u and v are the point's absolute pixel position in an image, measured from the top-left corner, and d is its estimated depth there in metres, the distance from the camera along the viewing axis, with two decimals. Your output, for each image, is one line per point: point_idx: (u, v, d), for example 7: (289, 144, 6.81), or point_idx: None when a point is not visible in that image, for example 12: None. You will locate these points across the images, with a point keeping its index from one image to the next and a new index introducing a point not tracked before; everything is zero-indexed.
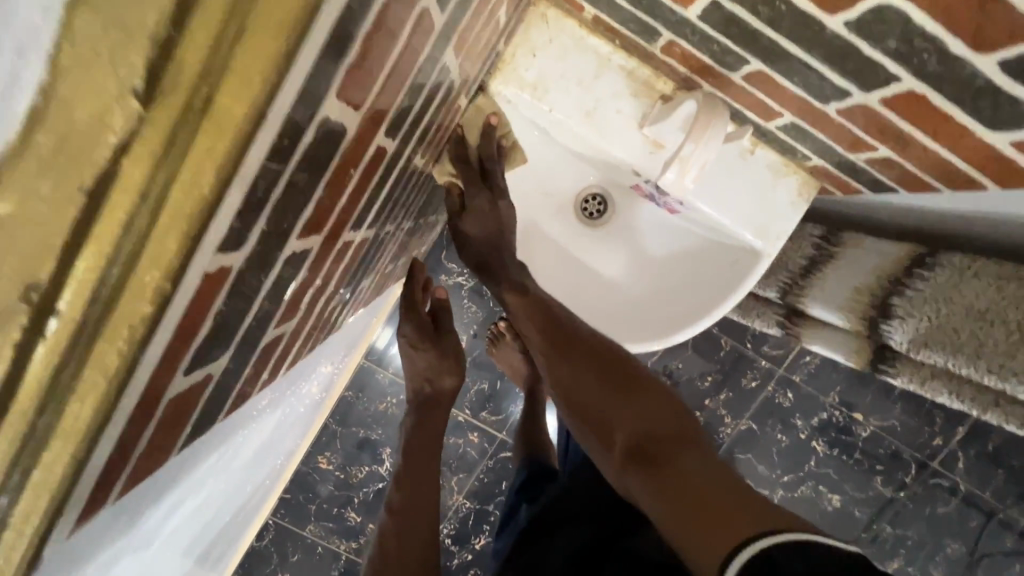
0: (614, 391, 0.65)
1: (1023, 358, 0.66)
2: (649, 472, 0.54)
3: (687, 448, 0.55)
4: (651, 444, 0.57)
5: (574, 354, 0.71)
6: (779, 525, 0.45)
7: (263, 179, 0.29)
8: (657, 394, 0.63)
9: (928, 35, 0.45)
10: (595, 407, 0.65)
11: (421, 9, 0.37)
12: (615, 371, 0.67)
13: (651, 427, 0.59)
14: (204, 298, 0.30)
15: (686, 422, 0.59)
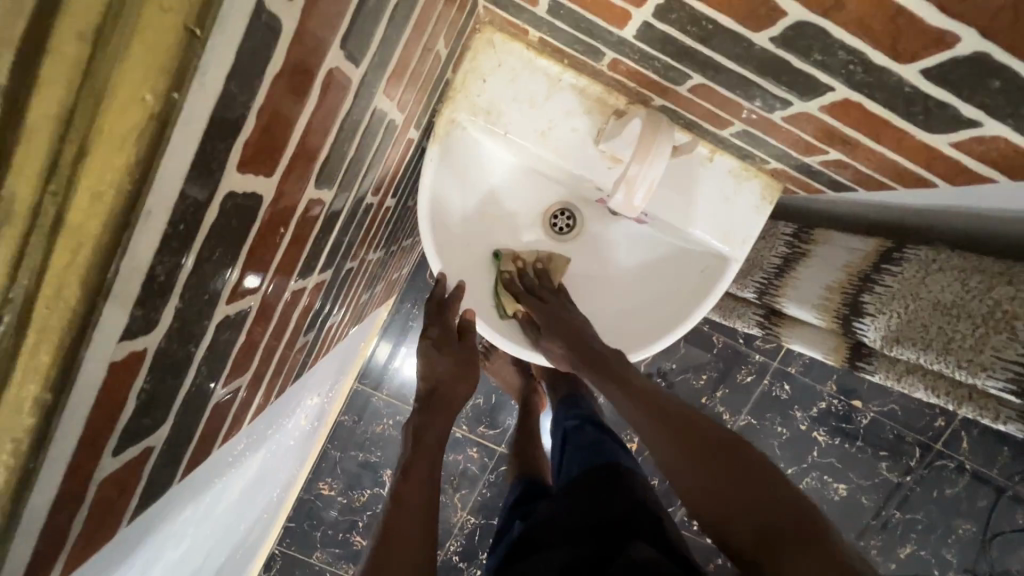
0: (717, 479, 0.63)
1: (990, 352, 0.64)
2: (802, 553, 0.53)
3: (813, 544, 0.53)
4: (770, 527, 0.57)
5: (663, 421, 0.72)
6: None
7: (162, 264, 0.29)
8: (761, 471, 0.63)
9: (849, 48, 0.45)
10: (693, 477, 0.65)
11: (329, 69, 0.37)
12: (723, 443, 0.66)
13: (765, 520, 0.58)
14: (117, 383, 0.30)
15: (799, 510, 0.57)
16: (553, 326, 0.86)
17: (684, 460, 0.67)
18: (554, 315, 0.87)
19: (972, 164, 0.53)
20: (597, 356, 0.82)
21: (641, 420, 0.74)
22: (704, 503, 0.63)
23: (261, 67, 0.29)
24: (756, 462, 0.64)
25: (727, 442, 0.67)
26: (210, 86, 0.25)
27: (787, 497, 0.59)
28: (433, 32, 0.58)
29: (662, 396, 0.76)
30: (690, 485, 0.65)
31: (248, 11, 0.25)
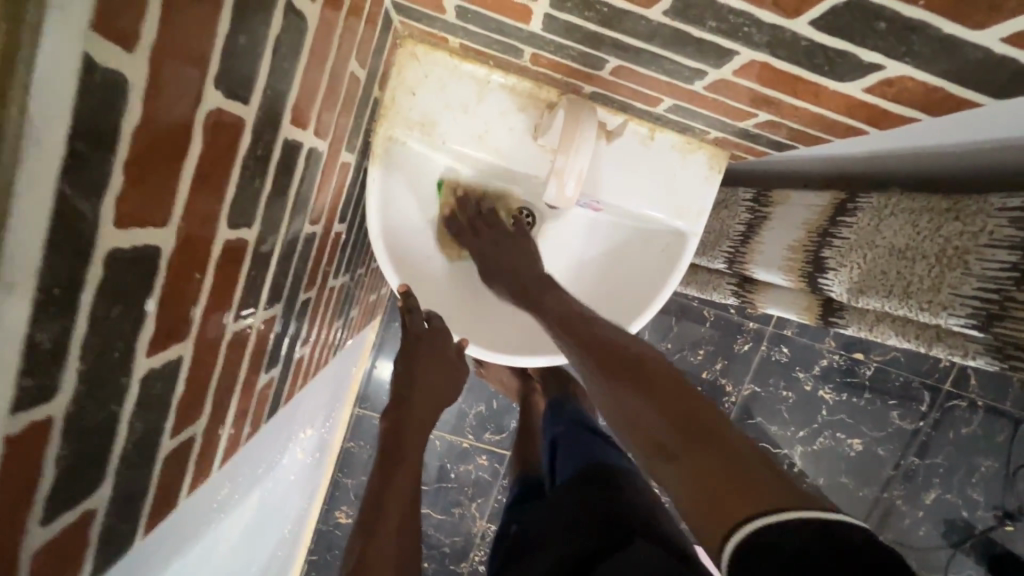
0: (629, 386, 0.60)
1: (947, 290, 0.63)
2: (694, 455, 0.50)
3: (711, 442, 0.50)
4: (660, 424, 0.54)
5: (586, 340, 0.68)
6: (748, 513, 0.44)
7: (46, 330, 0.29)
8: (660, 376, 0.59)
9: (738, 11, 0.45)
10: (630, 408, 0.58)
11: (210, 111, 0.37)
12: (637, 361, 0.62)
13: (671, 410, 0.55)
14: (25, 452, 0.30)
15: (700, 408, 0.54)
16: (498, 248, 0.83)
17: (598, 371, 0.64)
18: (494, 241, 0.84)
19: (891, 107, 0.53)
20: (528, 281, 0.80)
21: (574, 348, 0.69)
22: (625, 422, 0.58)
23: (114, 122, 0.29)
24: (667, 374, 0.60)
25: (637, 357, 0.62)
26: (50, 151, 0.25)
27: (694, 403, 0.55)
28: (339, 53, 0.58)
29: (597, 332, 0.69)
30: (606, 403, 0.62)
31: (77, 72, 0.25)
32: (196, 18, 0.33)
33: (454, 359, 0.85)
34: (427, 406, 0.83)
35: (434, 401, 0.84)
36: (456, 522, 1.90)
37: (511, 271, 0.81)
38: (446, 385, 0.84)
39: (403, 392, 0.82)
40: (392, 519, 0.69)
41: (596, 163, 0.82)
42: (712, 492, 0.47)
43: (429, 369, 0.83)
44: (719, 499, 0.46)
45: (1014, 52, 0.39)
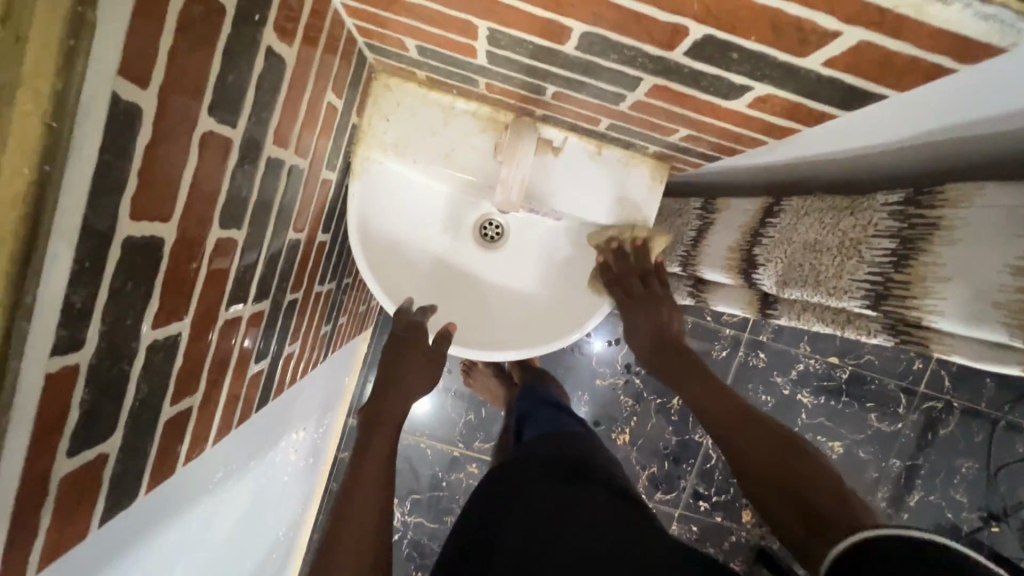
0: (766, 460, 0.72)
1: (847, 277, 0.72)
2: (820, 521, 0.63)
3: (848, 504, 0.63)
4: (792, 488, 0.68)
5: (726, 419, 0.78)
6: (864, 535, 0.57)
7: (78, 294, 0.39)
8: (798, 453, 0.71)
9: (629, 46, 0.55)
10: (771, 466, 0.71)
11: (202, 132, 0.47)
12: (775, 437, 0.73)
13: (813, 495, 0.66)
14: (57, 390, 0.40)
15: (824, 483, 0.67)
16: (652, 305, 0.94)
17: (741, 435, 0.75)
18: (638, 311, 0.93)
19: (774, 120, 0.63)
20: (676, 360, 0.89)
21: (712, 420, 0.79)
22: (765, 484, 0.70)
23: (129, 140, 0.39)
24: (786, 436, 0.74)
25: (777, 434, 0.74)
26: (83, 160, 0.35)
27: (829, 480, 0.67)
28: (316, 86, 0.69)
29: (738, 403, 0.79)
30: (746, 463, 0.73)
31: (104, 106, 0.35)
32: (191, 62, 0.43)
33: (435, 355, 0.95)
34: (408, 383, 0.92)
35: (412, 386, 0.92)
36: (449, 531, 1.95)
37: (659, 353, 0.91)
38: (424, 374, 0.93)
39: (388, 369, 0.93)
40: (366, 479, 0.77)
41: (535, 178, 0.93)
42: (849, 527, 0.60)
43: (412, 359, 0.93)
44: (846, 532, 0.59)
45: (838, 74, 0.49)
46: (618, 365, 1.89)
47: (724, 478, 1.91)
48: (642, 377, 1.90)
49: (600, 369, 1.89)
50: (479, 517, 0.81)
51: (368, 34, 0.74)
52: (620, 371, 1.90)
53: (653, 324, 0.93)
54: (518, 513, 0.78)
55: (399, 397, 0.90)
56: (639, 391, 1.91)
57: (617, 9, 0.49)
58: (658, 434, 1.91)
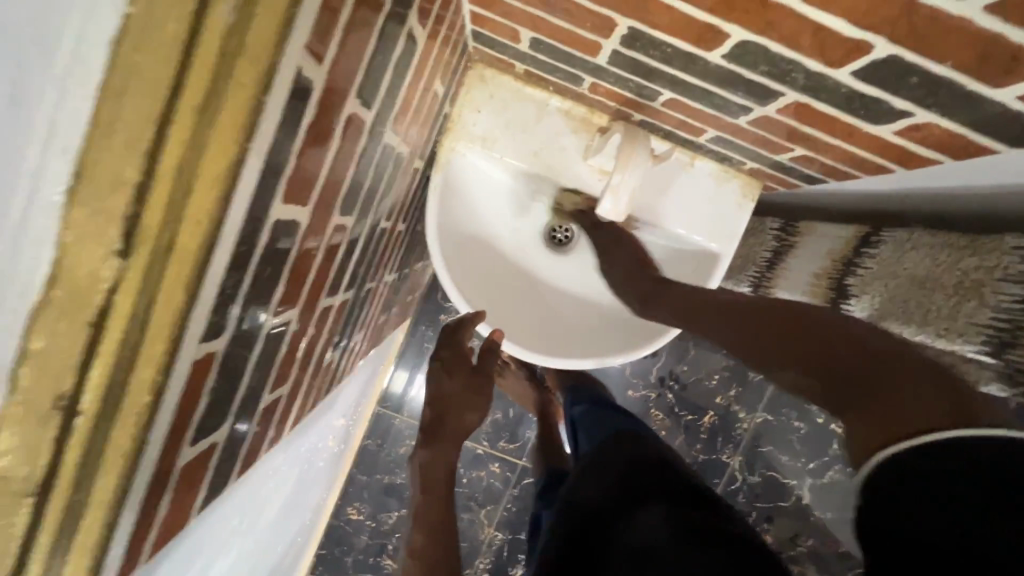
0: (809, 363, 0.64)
1: (963, 318, 0.69)
2: (875, 407, 0.56)
3: (944, 378, 0.53)
4: (844, 377, 0.61)
5: (781, 325, 0.66)
6: (933, 428, 0.50)
7: (231, 278, 0.36)
8: (839, 336, 0.62)
9: (790, 59, 0.52)
10: (829, 364, 0.62)
11: (346, 114, 0.45)
12: (909, 358, 0.57)
13: (878, 384, 0.57)
14: (196, 379, 0.37)
15: (903, 360, 0.57)
16: (611, 253, 0.91)
17: (777, 342, 0.67)
18: (602, 250, 0.91)
19: (918, 149, 0.59)
20: (652, 282, 0.84)
21: (753, 348, 0.69)
22: (833, 389, 0.62)
23: (299, 118, 0.36)
24: (831, 322, 0.63)
25: (791, 316, 0.66)
26: (266, 137, 0.32)
27: (907, 359, 0.57)
28: (429, 73, 0.66)
29: (767, 307, 0.69)
30: (800, 367, 0.65)
31: (291, 82, 0.33)
32: (352, 40, 0.40)
33: (482, 388, 1.03)
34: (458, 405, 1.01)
35: (463, 423, 1.01)
36: (464, 528, 1.92)
37: (634, 276, 0.87)
38: (472, 407, 1.02)
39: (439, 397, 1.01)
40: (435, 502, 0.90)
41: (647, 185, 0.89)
42: (904, 420, 0.52)
43: (460, 394, 1.02)
44: (895, 429, 0.53)
45: None
46: (651, 377, 1.80)
47: (747, 503, 1.77)
48: (674, 394, 1.81)
49: (632, 379, 1.81)
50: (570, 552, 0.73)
51: (481, 22, 0.72)
52: (653, 383, 1.81)
53: (619, 254, 0.90)
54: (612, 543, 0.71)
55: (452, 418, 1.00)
56: (670, 405, 1.81)
57: (798, 19, 0.46)
58: (685, 451, 1.80)
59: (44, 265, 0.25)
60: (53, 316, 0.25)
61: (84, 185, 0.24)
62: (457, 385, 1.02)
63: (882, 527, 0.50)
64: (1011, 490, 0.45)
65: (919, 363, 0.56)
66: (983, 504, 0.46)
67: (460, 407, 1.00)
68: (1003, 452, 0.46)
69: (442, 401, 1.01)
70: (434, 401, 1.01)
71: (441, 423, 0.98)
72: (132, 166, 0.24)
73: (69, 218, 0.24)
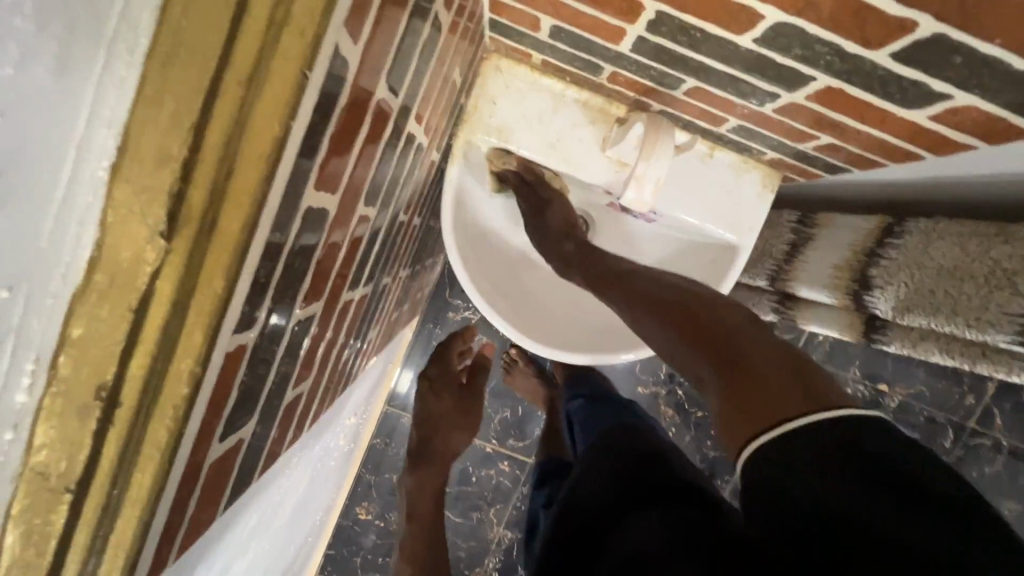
0: (687, 338, 0.60)
1: (996, 309, 0.67)
2: (748, 390, 0.52)
3: (748, 369, 0.54)
4: (716, 353, 0.57)
5: (654, 309, 0.65)
6: (796, 412, 0.49)
7: (267, 266, 0.34)
8: (735, 320, 0.59)
9: (826, 42, 0.50)
10: (697, 341, 0.59)
11: (375, 99, 0.43)
12: (751, 347, 0.55)
13: (753, 361, 0.54)
14: (229, 372, 0.36)
15: (760, 352, 0.54)
16: (540, 215, 0.88)
17: (661, 327, 0.63)
18: (535, 210, 0.89)
19: (954, 134, 0.58)
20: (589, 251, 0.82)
21: (642, 319, 0.66)
22: (687, 363, 0.60)
23: (337, 99, 0.34)
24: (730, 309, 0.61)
25: (686, 300, 0.63)
26: (307, 118, 0.30)
27: (759, 341, 0.56)
28: (450, 63, 0.65)
29: (668, 282, 0.68)
30: (658, 344, 0.64)
31: (333, 62, 0.31)
32: (385, 24, 0.39)
33: (469, 410, 1.16)
34: (448, 424, 1.11)
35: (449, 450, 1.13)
36: (474, 527, 1.91)
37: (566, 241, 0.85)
38: (460, 428, 1.14)
39: (428, 416, 1.12)
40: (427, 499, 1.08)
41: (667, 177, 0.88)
42: (760, 412, 0.50)
43: (449, 415, 1.13)
44: (760, 415, 0.50)
45: None
46: (661, 374, 1.79)
47: None
48: (684, 391, 1.79)
49: (642, 376, 1.79)
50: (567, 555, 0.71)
51: (501, 10, 0.70)
52: (663, 380, 1.80)
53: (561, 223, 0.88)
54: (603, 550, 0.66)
55: (446, 438, 1.12)
56: (680, 403, 1.80)
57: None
58: (695, 449, 1.79)
59: (88, 245, 0.24)
60: (96, 299, 0.25)
61: (129, 164, 0.24)
62: (445, 404, 1.14)
63: (770, 535, 0.48)
64: (877, 469, 0.45)
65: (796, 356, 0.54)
66: (889, 515, 0.43)
67: (450, 427, 1.11)
68: (851, 439, 0.46)
69: (430, 423, 1.11)
70: (422, 421, 1.11)
71: (430, 441, 1.11)
72: (178, 142, 0.24)
73: (112, 197, 0.24)
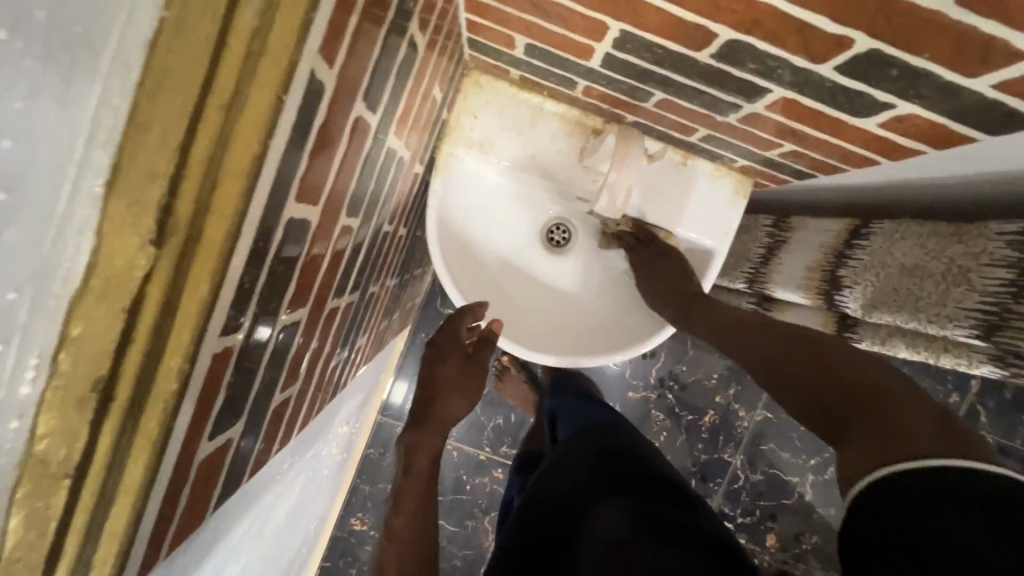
0: (812, 375, 0.64)
1: (953, 304, 0.71)
2: (872, 426, 0.56)
3: (883, 408, 0.57)
4: (836, 405, 0.61)
5: (782, 355, 0.69)
6: (932, 451, 0.50)
7: (250, 273, 0.37)
8: (855, 362, 0.62)
9: (776, 57, 0.54)
10: (812, 387, 0.64)
11: (353, 117, 0.47)
12: (866, 387, 0.59)
13: (880, 400, 0.58)
14: (216, 373, 0.38)
15: (893, 396, 0.58)
16: (658, 274, 0.90)
17: (790, 370, 0.67)
18: (647, 267, 0.91)
19: (903, 140, 0.62)
20: (688, 292, 0.87)
21: (766, 369, 0.71)
22: (804, 407, 0.65)
23: (313, 118, 0.37)
24: (851, 352, 0.64)
25: (818, 342, 0.67)
26: (282, 138, 0.33)
27: (879, 378, 0.60)
28: (428, 80, 0.68)
29: (778, 329, 0.72)
30: (783, 387, 0.67)
31: (307, 87, 0.34)
32: (360, 50, 0.43)
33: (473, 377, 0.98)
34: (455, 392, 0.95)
35: (449, 421, 0.93)
36: (469, 536, 1.92)
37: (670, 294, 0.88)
38: (464, 395, 0.96)
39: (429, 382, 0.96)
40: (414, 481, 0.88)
41: (642, 186, 0.91)
42: (884, 451, 0.52)
43: (456, 382, 0.96)
44: (887, 453, 0.52)
45: (1003, 97, 0.48)
46: (650, 379, 1.81)
47: (751, 500, 1.78)
48: (674, 395, 1.82)
49: (633, 381, 1.82)
50: (543, 536, 0.76)
51: (478, 29, 0.74)
52: (653, 385, 1.82)
53: (678, 273, 0.89)
54: (581, 536, 0.72)
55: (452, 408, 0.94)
56: (671, 407, 1.82)
57: (783, 18, 0.48)
58: (686, 452, 1.81)
59: (82, 254, 0.27)
60: (88, 303, 0.27)
61: (120, 181, 0.27)
62: (449, 369, 0.96)
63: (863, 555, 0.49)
64: (969, 499, 0.46)
65: (925, 401, 0.56)
66: (948, 522, 0.45)
67: (453, 391, 0.95)
68: (932, 474, 0.48)
69: (433, 386, 0.95)
70: (426, 385, 0.96)
71: (430, 408, 0.93)
72: (164, 161, 0.27)
73: (105, 211, 0.27)
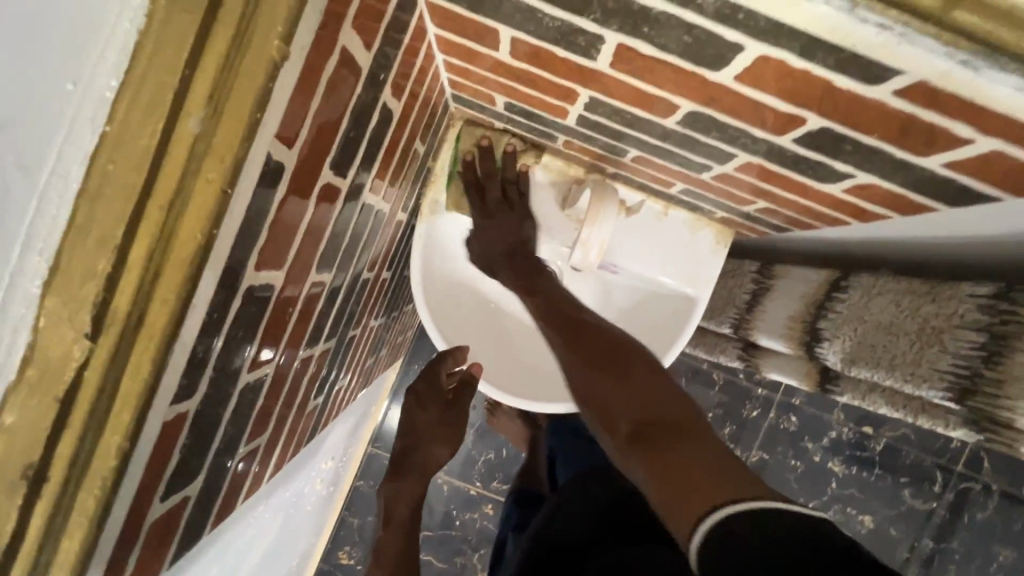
0: (614, 395, 0.65)
1: (927, 366, 0.71)
2: (670, 456, 0.55)
3: (678, 445, 0.56)
4: (659, 435, 0.58)
5: (602, 365, 0.69)
6: (727, 496, 0.49)
7: (203, 343, 0.38)
8: (666, 392, 0.63)
9: (736, 127, 0.56)
10: (613, 408, 0.64)
11: (321, 184, 0.48)
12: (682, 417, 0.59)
13: (683, 437, 0.57)
14: (167, 440, 0.39)
15: (700, 438, 0.56)
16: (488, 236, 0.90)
17: (602, 382, 0.67)
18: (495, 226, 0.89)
19: (869, 206, 0.63)
20: (533, 275, 0.87)
21: (578, 371, 0.71)
22: (607, 419, 0.65)
23: (272, 195, 0.39)
24: (660, 380, 0.65)
25: (636, 362, 0.68)
26: (233, 222, 0.35)
27: (687, 413, 0.60)
28: (409, 134, 0.71)
29: (604, 339, 0.72)
30: (595, 402, 0.67)
31: (262, 172, 0.36)
32: (328, 125, 0.45)
33: (453, 422, 1.06)
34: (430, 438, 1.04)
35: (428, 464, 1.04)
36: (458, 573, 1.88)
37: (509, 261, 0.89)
38: (443, 441, 1.06)
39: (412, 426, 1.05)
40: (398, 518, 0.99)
41: (622, 235, 0.93)
42: (691, 486, 0.51)
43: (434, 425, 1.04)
44: (692, 496, 0.50)
45: (956, 174, 0.49)
46: None
47: None
48: None
49: None
50: None
51: (459, 86, 0.77)
52: None
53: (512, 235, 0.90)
54: None
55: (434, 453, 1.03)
56: None
57: (738, 96, 0.50)
58: None
59: (20, 347, 0.29)
60: (27, 390, 0.29)
61: (60, 280, 0.29)
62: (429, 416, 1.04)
63: None
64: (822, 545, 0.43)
65: (717, 443, 0.56)
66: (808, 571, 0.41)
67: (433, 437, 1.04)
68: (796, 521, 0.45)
69: (416, 430, 1.04)
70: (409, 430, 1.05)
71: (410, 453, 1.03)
72: (104, 259, 0.28)
73: (44, 307, 0.29)
